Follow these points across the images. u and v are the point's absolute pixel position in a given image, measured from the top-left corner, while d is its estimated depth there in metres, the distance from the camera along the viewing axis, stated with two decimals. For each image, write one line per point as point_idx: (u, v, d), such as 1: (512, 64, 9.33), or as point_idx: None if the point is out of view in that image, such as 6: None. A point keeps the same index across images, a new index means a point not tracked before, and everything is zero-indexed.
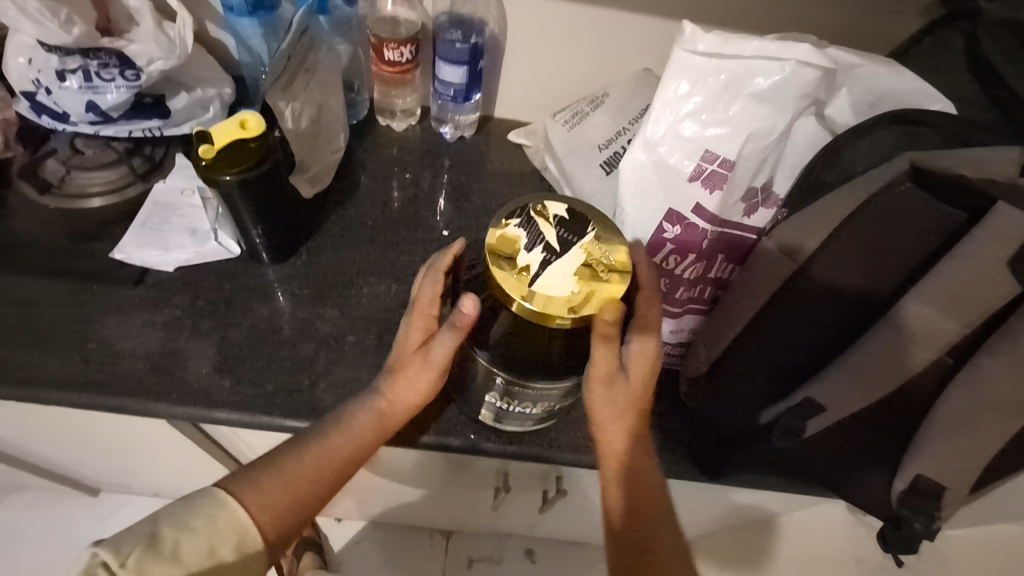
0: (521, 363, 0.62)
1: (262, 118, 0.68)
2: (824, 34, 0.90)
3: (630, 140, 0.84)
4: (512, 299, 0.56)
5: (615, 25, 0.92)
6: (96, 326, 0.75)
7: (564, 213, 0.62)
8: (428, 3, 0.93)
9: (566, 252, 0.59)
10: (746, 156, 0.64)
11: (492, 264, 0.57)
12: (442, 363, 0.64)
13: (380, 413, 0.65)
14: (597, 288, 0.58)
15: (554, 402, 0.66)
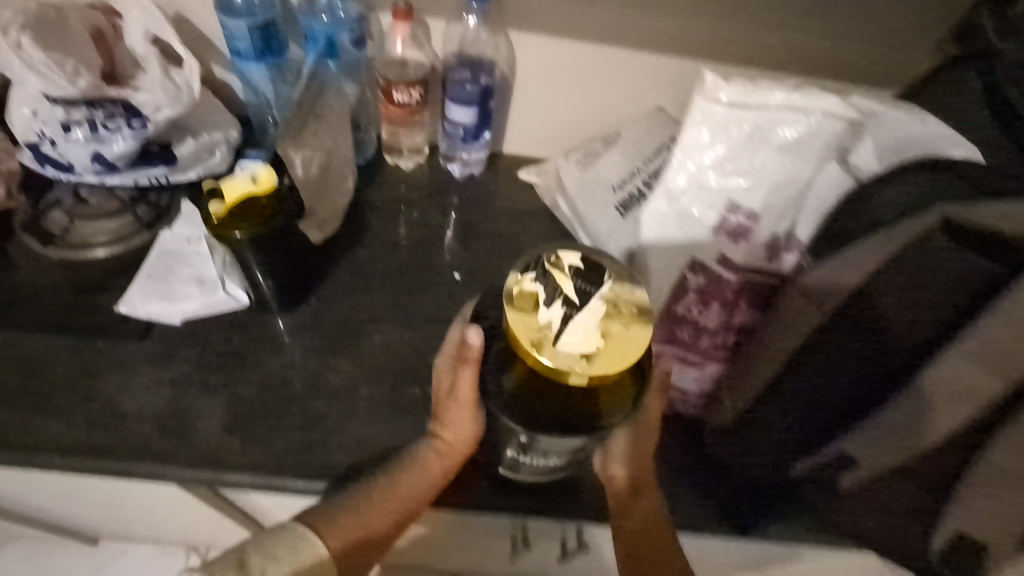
0: (542, 420, 0.57)
1: (273, 171, 0.65)
2: (835, 71, 0.90)
3: (646, 182, 0.83)
4: (533, 358, 0.54)
5: (626, 64, 0.92)
6: (101, 384, 0.72)
7: (579, 262, 0.60)
8: (437, 44, 0.91)
9: (586, 304, 0.57)
10: (772, 208, 0.62)
11: (511, 320, 0.55)
12: (471, 396, 0.65)
13: (439, 452, 0.69)
14: (623, 341, 0.55)
15: (576, 452, 0.64)
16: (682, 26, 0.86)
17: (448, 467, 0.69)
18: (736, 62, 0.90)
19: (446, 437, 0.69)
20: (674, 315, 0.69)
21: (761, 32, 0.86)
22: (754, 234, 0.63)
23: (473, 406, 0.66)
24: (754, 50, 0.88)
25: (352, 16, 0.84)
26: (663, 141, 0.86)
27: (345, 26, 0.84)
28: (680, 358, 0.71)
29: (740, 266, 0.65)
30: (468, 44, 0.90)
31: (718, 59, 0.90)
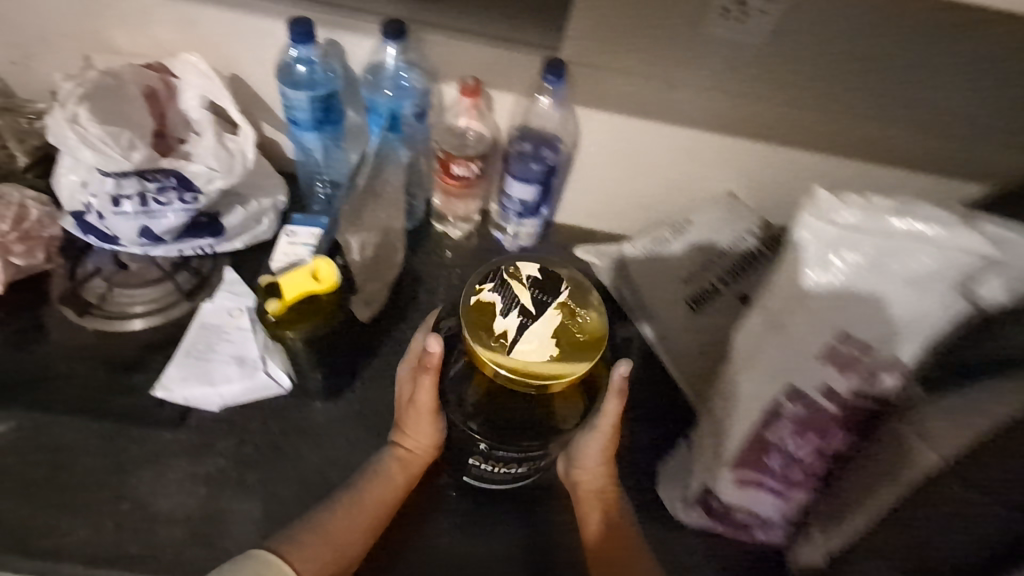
0: (504, 423, 0.65)
1: (335, 266, 0.62)
2: (925, 158, 0.84)
3: (720, 277, 0.79)
4: (492, 369, 0.60)
5: (698, 143, 0.87)
6: (133, 481, 0.68)
7: (537, 273, 0.66)
8: (500, 116, 0.86)
9: (542, 314, 0.63)
10: (886, 342, 0.55)
11: (470, 332, 0.61)
12: (430, 406, 0.68)
13: (402, 460, 0.71)
14: (574, 349, 0.61)
15: (536, 459, 0.69)
16: (768, 110, 0.81)
17: (410, 475, 0.71)
18: (816, 146, 0.85)
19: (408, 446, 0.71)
20: (763, 441, 0.62)
21: (854, 120, 0.80)
22: (865, 372, 0.57)
23: (434, 416, 0.69)
24: (839, 136, 0.83)
25: (415, 89, 0.81)
26: (741, 232, 0.81)
27: (408, 99, 0.81)
28: (764, 485, 0.65)
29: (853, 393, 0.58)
30: (531, 117, 0.85)
31: (797, 142, 0.85)
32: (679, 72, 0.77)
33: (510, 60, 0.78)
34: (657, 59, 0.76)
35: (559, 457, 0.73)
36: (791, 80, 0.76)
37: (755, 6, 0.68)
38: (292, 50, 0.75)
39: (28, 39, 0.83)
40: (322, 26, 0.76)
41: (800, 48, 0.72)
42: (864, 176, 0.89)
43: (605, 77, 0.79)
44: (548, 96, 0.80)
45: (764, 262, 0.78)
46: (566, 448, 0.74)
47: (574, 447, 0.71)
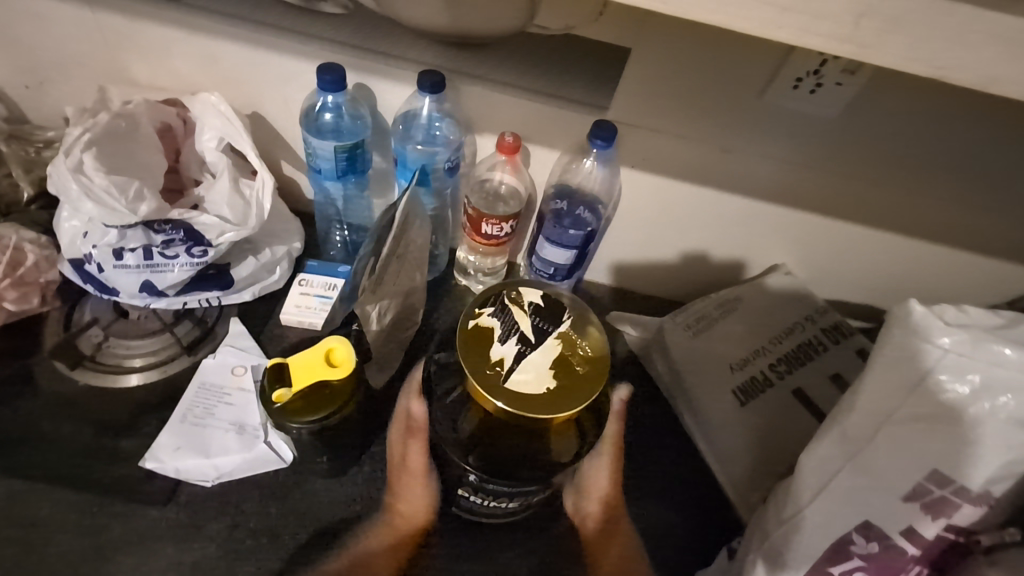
0: (499, 461, 0.59)
1: (351, 347, 0.55)
2: (1008, 249, 0.76)
3: (774, 368, 0.73)
4: (484, 399, 0.53)
5: (758, 217, 0.78)
6: (113, 567, 0.61)
7: (539, 300, 0.61)
8: (535, 172, 0.79)
9: (542, 343, 0.57)
10: (998, 484, 0.46)
11: (464, 355, 0.56)
12: (421, 468, 0.68)
13: (393, 524, 0.67)
14: (574, 382, 0.55)
15: (529, 497, 0.62)
16: (837, 190, 0.72)
17: (401, 541, 0.67)
18: (891, 228, 0.75)
19: (399, 510, 0.68)
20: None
21: (932, 205, 0.72)
22: (965, 515, 0.48)
23: (424, 478, 0.69)
24: (917, 219, 0.74)
25: (448, 140, 0.75)
26: (800, 318, 0.77)
27: (440, 150, 0.75)
28: None
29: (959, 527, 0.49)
30: (575, 174, 0.77)
31: (871, 222, 0.75)
32: (738, 142, 0.69)
33: (555, 116, 0.71)
34: (717, 126, 0.68)
35: (566, 488, 0.70)
36: (863, 158, 0.69)
37: (832, 77, 0.62)
38: (324, 97, 0.71)
39: (42, 64, 0.78)
40: (354, 71, 0.71)
41: (874, 124, 0.66)
42: (939, 267, 0.80)
43: (657, 141, 0.71)
44: (593, 158, 0.73)
45: (818, 356, 0.74)
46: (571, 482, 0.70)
47: (580, 475, 0.71)
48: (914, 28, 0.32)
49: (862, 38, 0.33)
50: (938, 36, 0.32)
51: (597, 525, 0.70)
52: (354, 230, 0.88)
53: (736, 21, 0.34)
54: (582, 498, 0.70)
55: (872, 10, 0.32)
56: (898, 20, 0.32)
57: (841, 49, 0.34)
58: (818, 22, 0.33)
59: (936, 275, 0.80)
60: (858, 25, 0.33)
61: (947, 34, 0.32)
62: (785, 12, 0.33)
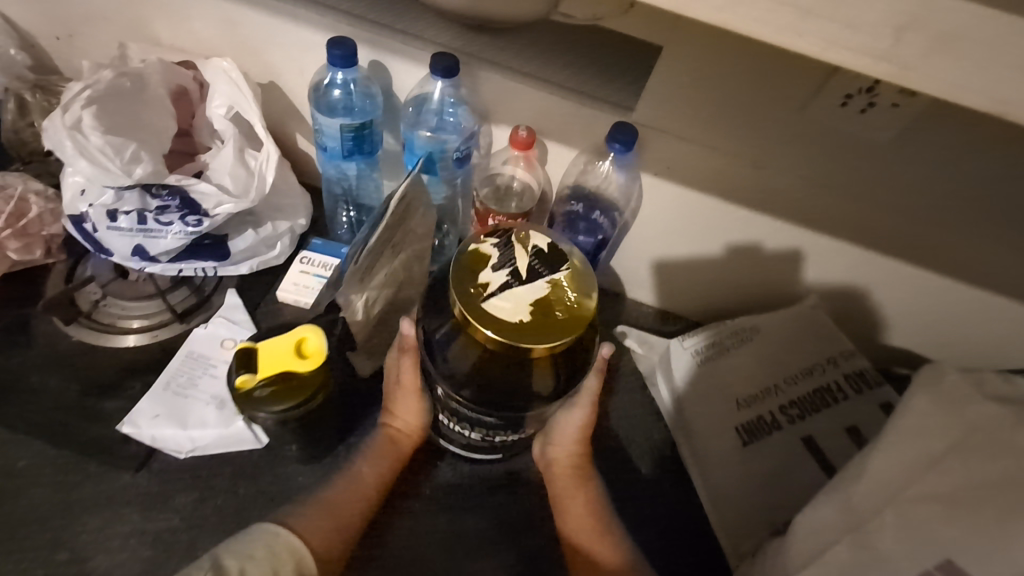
0: (484, 386, 0.57)
1: (323, 337, 0.53)
2: None
3: (784, 410, 0.67)
4: (463, 315, 0.53)
5: (790, 240, 0.70)
6: (77, 528, 0.61)
7: (545, 246, 0.58)
8: (552, 168, 0.73)
9: (531, 281, 0.55)
10: None
11: (454, 273, 0.56)
12: (415, 384, 0.65)
13: (392, 440, 0.66)
14: (552, 322, 0.53)
15: (492, 432, 0.62)
16: (884, 222, 0.65)
17: (401, 455, 0.66)
18: (943, 267, 0.67)
19: (393, 428, 0.67)
20: None
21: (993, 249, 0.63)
22: None
23: (419, 393, 0.65)
24: (974, 261, 0.65)
25: (461, 128, 0.70)
26: (822, 359, 0.70)
27: (451, 137, 0.71)
28: None
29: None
30: (592, 176, 0.72)
31: (920, 259, 0.67)
32: (775, 157, 0.62)
33: (574, 112, 0.66)
34: (751, 136, 0.62)
35: (534, 435, 0.68)
36: (915, 189, 0.61)
37: (887, 97, 0.55)
38: (334, 73, 0.68)
39: (69, 16, 0.78)
40: (367, 46, 0.67)
41: (932, 152, 0.58)
42: (992, 316, 0.71)
43: (685, 149, 0.65)
44: (610, 161, 0.68)
45: (837, 403, 0.68)
46: (542, 431, 0.68)
47: (549, 421, 0.66)
48: (973, 50, 0.26)
49: (906, 57, 0.27)
50: (997, 62, 0.27)
51: (572, 473, 0.65)
52: (361, 210, 0.85)
53: (750, 25, 0.28)
54: (550, 440, 0.67)
55: (917, 23, 0.26)
56: (952, 36, 0.26)
57: (877, 67, 0.28)
58: (850, 33, 0.27)
59: (985, 324, 0.72)
60: (900, 40, 0.27)
61: (1012, 60, 0.26)
62: (805, 16, 0.27)
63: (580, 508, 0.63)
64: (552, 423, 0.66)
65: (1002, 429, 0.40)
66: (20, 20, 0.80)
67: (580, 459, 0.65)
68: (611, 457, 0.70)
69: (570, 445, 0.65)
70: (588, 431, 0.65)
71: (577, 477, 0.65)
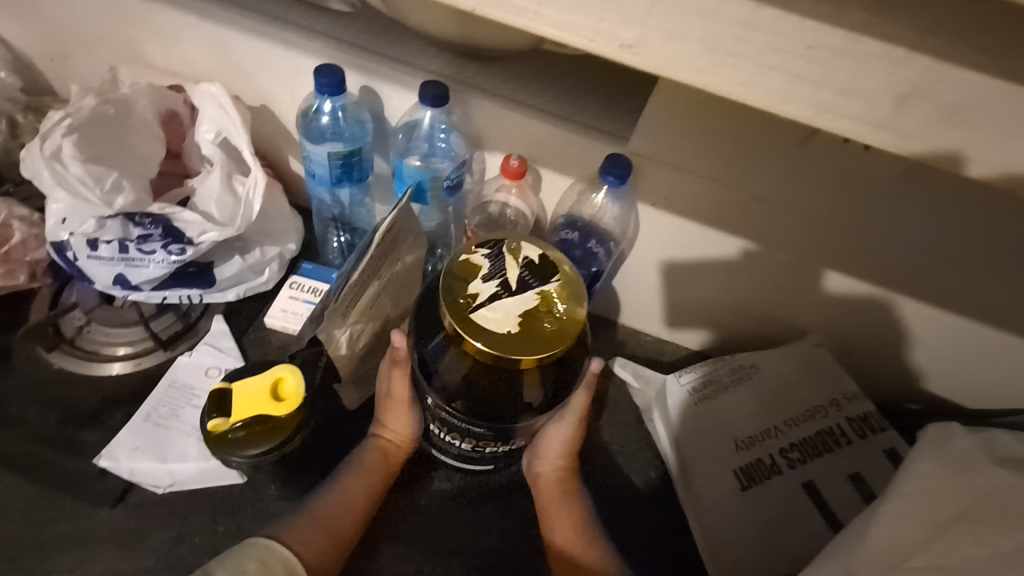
0: (474, 400, 0.54)
1: (302, 377, 0.53)
2: None
3: (784, 452, 0.64)
4: (451, 326, 0.51)
5: (793, 278, 0.68)
6: (49, 566, 0.59)
7: (536, 257, 0.55)
8: (546, 196, 0.71)
9: (521, 292, 0.53)
10: None
11: (443, 282, 0.53)
12: (404, 395, 0.61)
13: (382, 452, 0.64)
14: (540, 334, 0.51)
15: (483, 443, 0.59)
16: (892, 259, 0.62)
17: (391, 467, 0.64)
18: (957, 308, 0.64)
19: (384, 439, 0.65)
20: None
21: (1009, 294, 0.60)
22: None
23: (412, 406, 0.62)
24: (989, 303, 0.63)
25: (453, 154, 0.69)
26: (823, 400, 0.68)
27: (443, 164, 0.69)
28: None
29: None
30: (586, 207, 0.70)
31: (931, 299, 0.64)
32: (776, 190, 0.60)
33: (569, 142, 0.64)
34: (752, 169, 0.59)
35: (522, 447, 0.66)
36: (925, 228, 0.58)
37: None
38: (322, 100, 0.67)
39: (62, 37, 0.77)
40: (357, 73, 0.66)
41: (941, 192, 0.56)
42: (1010, 361, 0.67)
43: (684, 181, 0.62)
44: (604, 194, 0.66)
45: (839, 448, 0.65)
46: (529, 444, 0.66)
47: (538, 434, 0.64)
48: (977, 121, 0.25)
49: (905, 126, 0.26)
50: (1003, 133, 0.25)
51: (559, 485, 0.63)
52: (353, 234, 0.83)
53: (741, 87, 0.27)
54: (537, 453, 0.65)
55: (918, 93, 0.25)
56: (957, 108, 0.25)
57: (875, 136, 0.27)
58: (845, 100, 0.26)
59: (1000, 367, 0.68)
60: (898, 109, 0.26)
61: (1016, 131, 0.25)
62: (798, 82, 0.26)
63: (562, 522, 0.60)
64: (541, 435, 0.64)
65: (1012, 498, 0.38)
66: (15, 41, 0.80)
67: (569, 473, 0.64)
68: (604, 497, 0.67)
69: (560, 459, 0.63)
70: (577, 444, 0.63)
71: (568, 492, 0.63)
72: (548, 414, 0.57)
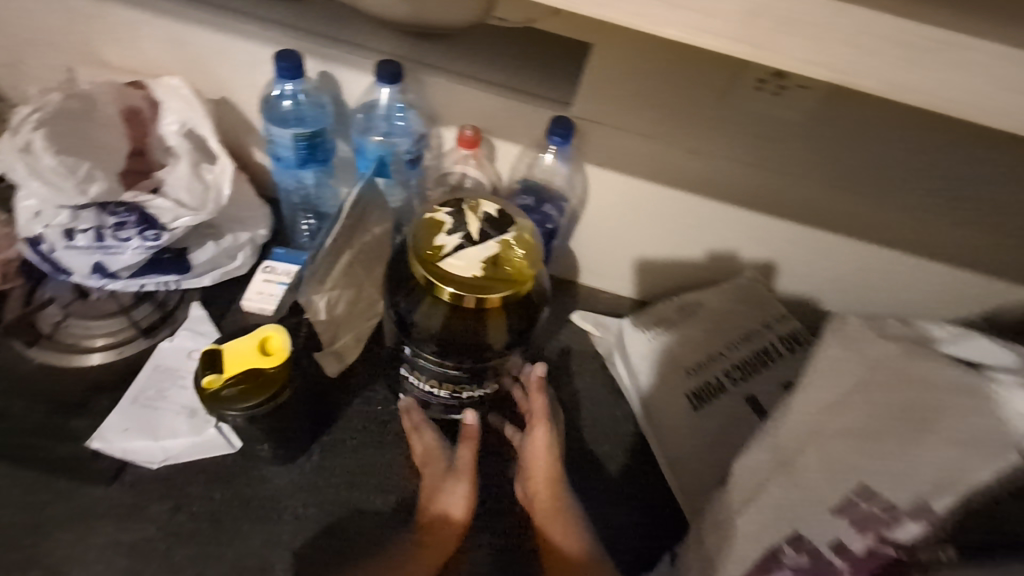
0: (447, 345, 0.60)
1: (286, 335, 0.57)
2: (994, 268, 0.70)
3: (728, 375, 0.72)
4: (422, 275, 0.57)
5: (732, 225, 0.74)
6: (53, 544, 0.62)
7: (494, 212, 0.61)
8: (501, 164, 0.76)
9: (482, 242, 0.58)
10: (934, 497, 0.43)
11: (412, 239, 0.59)
12: (469, 469, 0.67)
13: (435, 529, 0.64)
14: (500, 277, 0.57)
15: (459, 387, 0.65)
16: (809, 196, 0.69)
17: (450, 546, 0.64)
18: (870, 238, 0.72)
19: (436, 518, 0.64)
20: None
21: (919, 218, 0.67)
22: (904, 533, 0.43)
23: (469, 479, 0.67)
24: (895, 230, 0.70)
25: (412, 131, 0.73)
26: (758, 324, 0.76)
27: (401, 140, 0.74)
28: None
29: (906, 546, 0.43)
30: (539, 171, 0.74)
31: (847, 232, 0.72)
32: (707, 141, 0.66)
33: (516, 110, 0.69)
34: (679, 121, 0.66)
35: (513, 475, 0.69)
36: (834, 162, 0.66)
37: (795, 80, 0.62)
38: (283, 85, 0.71)
39: (15, 44, 0.79)
40: (315, 58, 0.70)
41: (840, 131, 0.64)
42: (935, 286, 0.74)
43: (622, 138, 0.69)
44: (552, 153, 0.71)
45: (772, 365, 0.74)
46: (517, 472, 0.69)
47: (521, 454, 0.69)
48: (808, 31, 0.32)
49: (756, 38, 0.33)
50: (831, 40, 0.32)
51: (548, 504, 0.66)
52: (320, 218, 0.87)
53: (630, 16, 0.34)
54: (525, 479, 0.68)
55: (760, 9, 0.32)
56: (792, 21, 0.32)
57: (736, 48, 0.34)
58: (709, 20, 0.33)
59: (919, 293, 0.75)
60: (748, 24, 0.33)
61: (841, 34, 0.32)
62: (671, 8, 0.33)
63: (566, 536, 0.64)
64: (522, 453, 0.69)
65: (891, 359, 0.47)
66: None
67: (552, 485, 0.67)
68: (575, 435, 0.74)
69: (541, 477, 0.67)
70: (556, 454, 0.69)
71: (551, 503, 0.66)
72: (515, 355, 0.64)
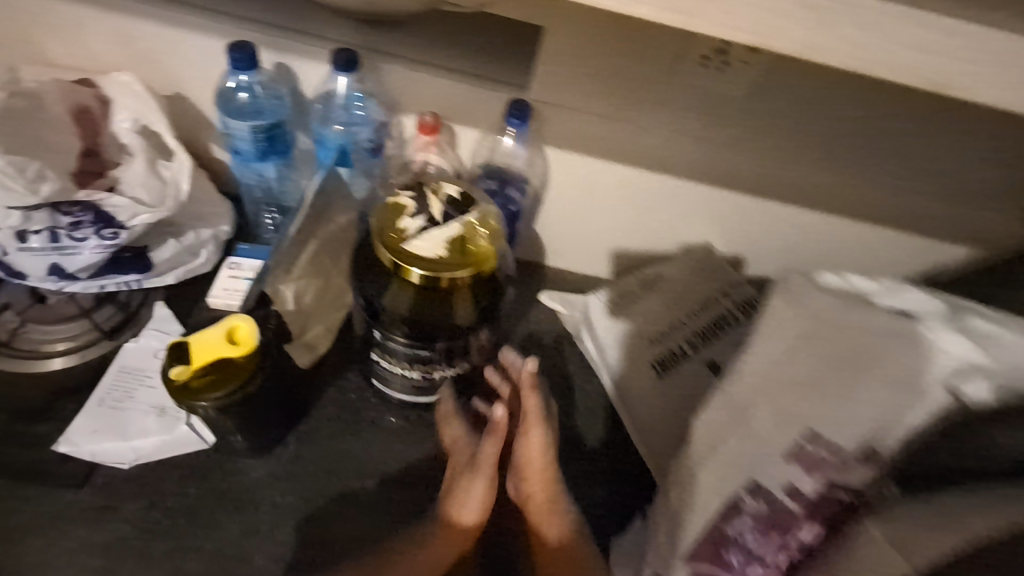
0: (417, 326, 0.61)
1: (253, 326, 0.58)
2: (931, 229, 0.75)
3: (691, 343, 0.75)
4: (387, 258, 0.58)
5: (688, 199, 0.77)
6: (23, 549, 0.61)
7: (455, 194, 0.63)
8: (462, 149, 0.77)
9: (444, 224, 0.60)
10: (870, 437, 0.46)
11: (375, 224, 0.60)
12: (490, 467, 0.64)
13: (450, 526, 0.64)
14: (464, 256, 0.58)
15: (432, 368, 0.66)
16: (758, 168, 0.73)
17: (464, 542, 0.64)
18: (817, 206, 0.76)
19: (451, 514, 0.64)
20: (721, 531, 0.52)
21: (859, 184, 0.71)
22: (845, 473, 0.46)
23: (488, 475, 0.64)
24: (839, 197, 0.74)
25: (371, 120, 0.75)
26: (716, 292, 0.79)
27: (361, 129, 0.75)
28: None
29: (854, 489, 0.46)
30: (500, 155, 0.76)
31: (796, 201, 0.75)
32: (658, 117, 0.69)
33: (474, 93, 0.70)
34: (631, 100, 0.68)
35: (508, 474, 0.69)
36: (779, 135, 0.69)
37: (738, 55, 0.62)
38: (237, 76, 0.71)
39: None
40: (268, 49, 0.70)
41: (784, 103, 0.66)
42: (880, 247, 0.78)
43: (578, 118, 0.71)
44: (510, 135, 0.71)
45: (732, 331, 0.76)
46: (511, 471, 0.69)
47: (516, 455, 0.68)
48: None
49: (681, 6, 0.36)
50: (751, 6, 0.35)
51: (544, 505, 0.66)
52: (283, 213, 0.86)
53: None
54: (520, 479, 0.68)
55: None
56: None
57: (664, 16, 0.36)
58: None
59: (865, 257, 0.79)
60: None
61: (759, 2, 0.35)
62: None
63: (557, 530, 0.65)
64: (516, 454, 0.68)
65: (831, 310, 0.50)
66: None
67: (548, 488, 0.66)
68: None
69: (535, 478, 0.66)
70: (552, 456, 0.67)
71: (546, 503, 0.66)
72: (484, 334, 0.66)
